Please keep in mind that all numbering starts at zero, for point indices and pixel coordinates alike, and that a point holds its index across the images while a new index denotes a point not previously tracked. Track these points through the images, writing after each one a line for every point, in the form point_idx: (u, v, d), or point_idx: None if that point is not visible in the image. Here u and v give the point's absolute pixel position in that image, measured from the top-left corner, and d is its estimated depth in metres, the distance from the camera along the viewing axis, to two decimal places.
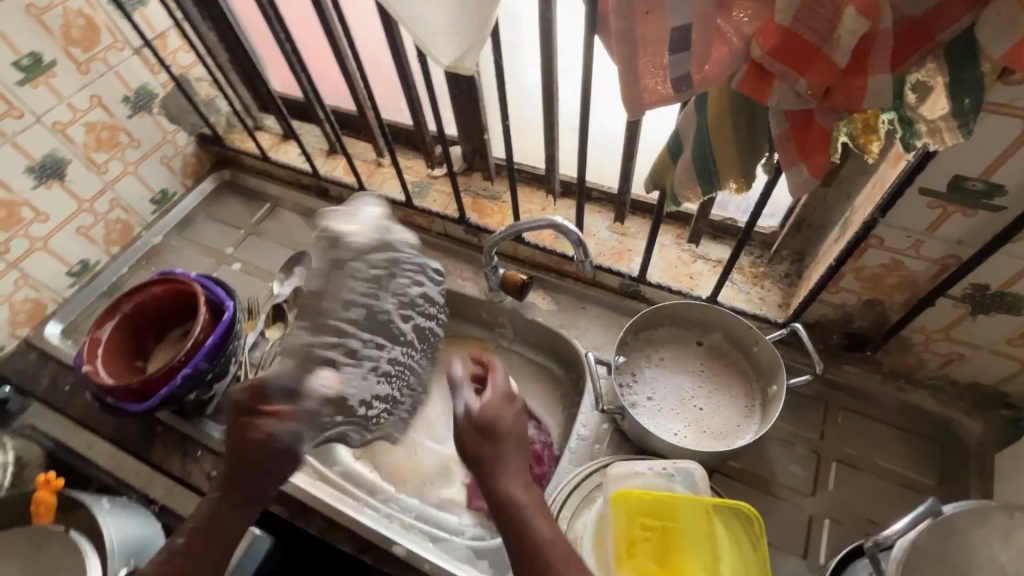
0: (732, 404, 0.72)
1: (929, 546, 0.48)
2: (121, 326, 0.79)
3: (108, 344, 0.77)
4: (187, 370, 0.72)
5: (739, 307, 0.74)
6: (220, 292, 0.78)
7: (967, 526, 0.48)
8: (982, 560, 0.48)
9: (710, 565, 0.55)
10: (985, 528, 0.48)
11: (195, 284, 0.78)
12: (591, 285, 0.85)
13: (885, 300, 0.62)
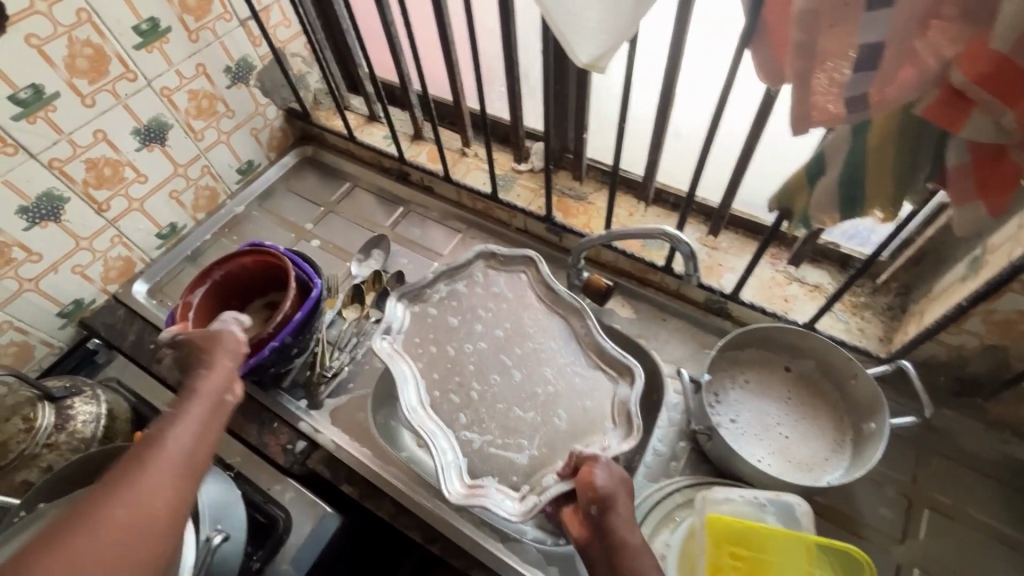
0: (820, 436, 0.69)
1: None
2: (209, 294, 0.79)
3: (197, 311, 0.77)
4: (276, 344, 0.72)
5: (837, 336, 0.71)
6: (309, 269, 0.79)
7: None
8: None
9: None
10: None
11: (286, 258, 0.78)
12: (673, 297, 0.83)
13: (1011, 347, 0.58)
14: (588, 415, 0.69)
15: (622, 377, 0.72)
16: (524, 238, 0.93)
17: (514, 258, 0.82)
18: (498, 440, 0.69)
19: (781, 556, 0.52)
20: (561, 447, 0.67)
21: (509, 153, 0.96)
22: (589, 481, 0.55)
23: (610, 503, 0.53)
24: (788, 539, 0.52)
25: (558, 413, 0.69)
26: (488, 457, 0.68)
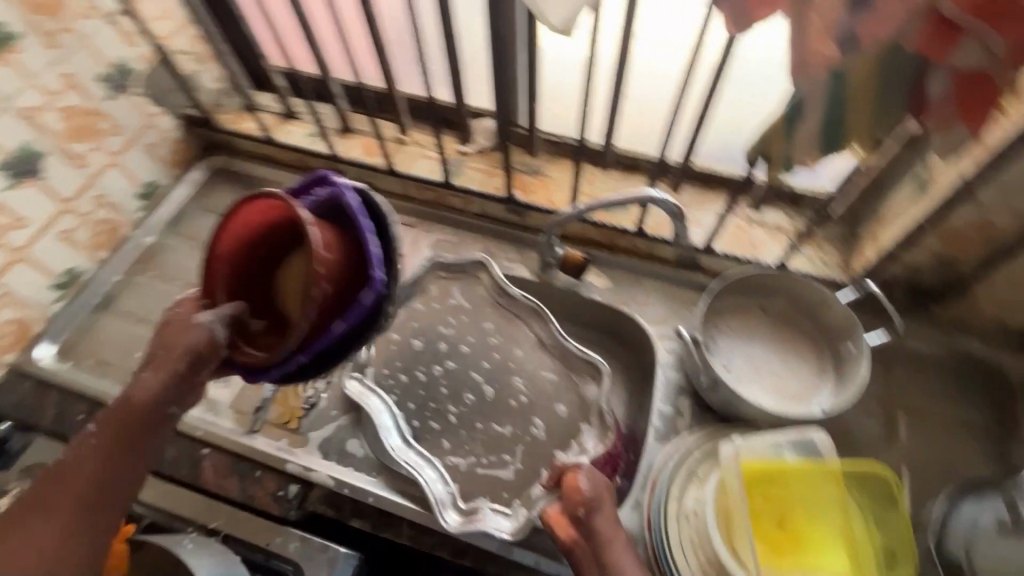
0: (804, 366, 0.73)
1: None
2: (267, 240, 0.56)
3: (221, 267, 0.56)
4: (302, 360, 0.49)
5: (807, 272, 0.75)
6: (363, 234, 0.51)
7: None
8: None
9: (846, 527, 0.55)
10: None
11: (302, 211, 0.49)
12: (644, 259, 0.83)
13: (960, 256, 0.64)
14: (563, 421, 0.71)
15: (589, 376, 0.71)
16: (483, 223, 0.88)
17: (466, 263, 0.78)
18: (485, 459, 0.70)
19: (811, 490, 0.56)
20: (544, 455, 0.70)
21: (454, 135, 0.90)
22: (582, 485, 0.57)
23: (601, 505, 0.56)
24: (815, 472, 0.56)
25: (535, 423, 0.71)
26: (476, 479, 0.69)
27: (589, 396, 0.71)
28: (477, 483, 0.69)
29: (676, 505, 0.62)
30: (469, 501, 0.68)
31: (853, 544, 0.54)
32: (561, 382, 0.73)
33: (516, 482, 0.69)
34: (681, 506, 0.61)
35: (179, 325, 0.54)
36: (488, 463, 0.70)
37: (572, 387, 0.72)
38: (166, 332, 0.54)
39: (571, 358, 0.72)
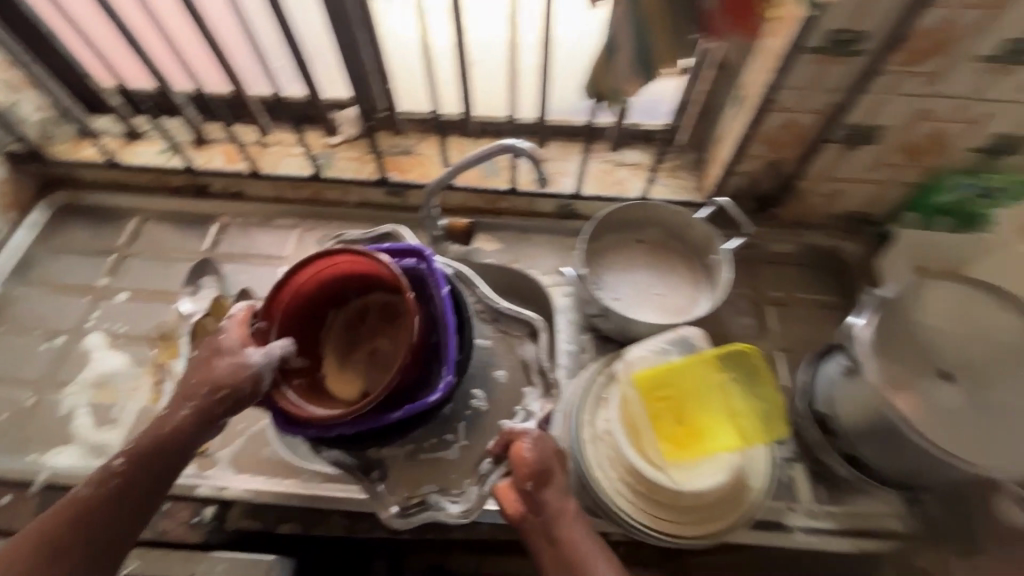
0: (681, 282, 0.80)
1: (888, 326, 0.56)
2: (333, 283, 0.63)
3: (289, 295, 0.60)
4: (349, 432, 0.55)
5: (667, 198, 0.82)
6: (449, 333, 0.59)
7: (908, 299, 0.57)
8: (919, 319, 0.56)
9: (733, 412, 0.60)
10: (916, 296, 0.57)
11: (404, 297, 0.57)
12: (527, 216, 0.87)
13: (783, 158, 0.73)
14: (505, 386, 0.66)
15: (524, 334, 0.68)
16: (366, 211, 0.88)
17: (374, 232, 0.71)
18: (425, 443, 0.63)
19: (697, 384, 0.61)
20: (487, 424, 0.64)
21: (317, 129, 0.89)
22: (528, 456, 0.57)
23: (546, 475, 0.57)
24: (693, 366, 0.61)
25: (474, 392, 0.65)
26: (418, 465, 0.63)
27: (529, 357, 0.67)
28: (417, 467, 0.63)
29: (589, 428, 0.66)
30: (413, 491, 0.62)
31: (741, 423, 0.60)
32: (497, 346, 0.69)
33: (461, 461, 0.63)
34: (592, 425, 0.66)
35: (222, 363, 0.55)
36: (427, 449, 0.63)
37: (509, 349, 0.68)
38: (211, 358, 0.55)
39: (501, 318, 0.69)
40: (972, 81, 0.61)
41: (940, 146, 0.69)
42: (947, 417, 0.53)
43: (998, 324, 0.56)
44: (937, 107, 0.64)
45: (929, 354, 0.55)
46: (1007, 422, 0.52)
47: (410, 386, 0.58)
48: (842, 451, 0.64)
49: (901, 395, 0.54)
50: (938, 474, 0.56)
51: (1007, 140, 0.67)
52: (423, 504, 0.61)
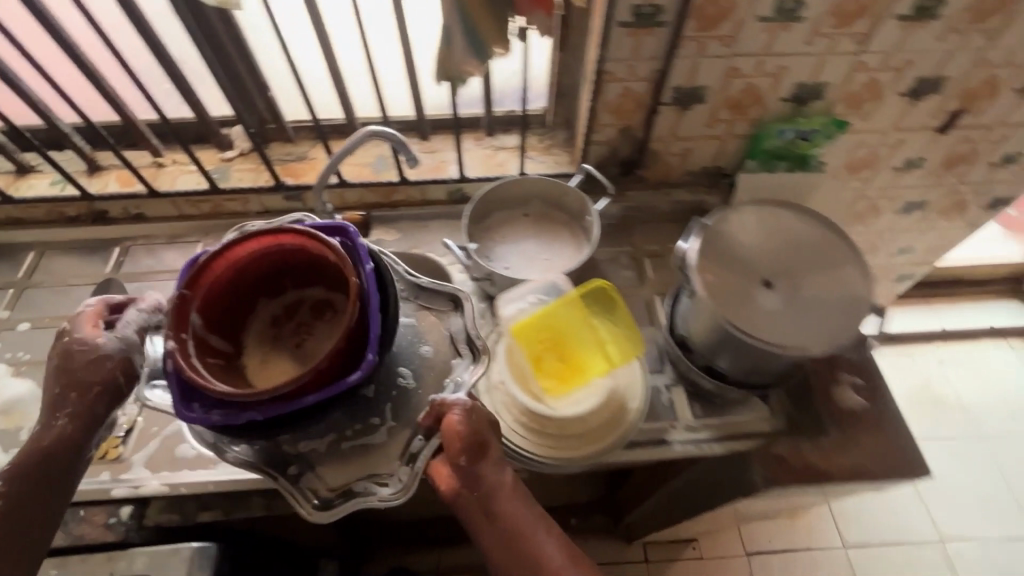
0: (565, 246, 0.89)
1: (711, 241, 0.65)
2: (267, 260, 0.59)
3: (218, 266, 0.57)
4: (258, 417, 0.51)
5: (544, 173, 0.91)
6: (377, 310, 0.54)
7: (722, 218, 0.66)
8: (730, 235, 0.66)
9: (598, 342, 0.69)
10: (728, 215, 0.67)
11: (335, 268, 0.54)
12: (422, 204, 0.94)
13: (632, 124, 0.83)
14: (430, 362, 0.64)
15: (447, 305, 0.68)
16: (268, 219, 0.93)
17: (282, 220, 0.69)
18: (350, 430, 0.59)
19: (567, 324, 0.69)
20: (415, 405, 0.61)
21: (212, 147, 0.93)
22: (461, 429, 0.54)
23: (480, 447, 0.55)
24: (563, 307, 0.69)
25: (400, 367, 0.62)
26: (343, 453, 0.59)
27: (455, 327, 0.66)
28: (341, 459, 0.59)
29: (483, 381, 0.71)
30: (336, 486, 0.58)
31: (608, 352, 0.69)
32: (420, 322, 0.67)
33: (391, 442, 0.59)
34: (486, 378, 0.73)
35: (79, 356, 0.56)
36: (352, 438, 0.59)
37: (434, 324, 0.66)
38: (72, 360, 0.56)
39: (421, 294, 0.68)
40: (762, 39, 0.72)
41: (755, 99, 0.81)
42: (767, 316, 0.63)
43: (795, 232, 0.67)
44: (741, 65, 0.76)
45: (743, 267, 0.65)
46: (813, 310, 0.63)
47: (332, 368, 0.53)
48: (703, 366, 0.73)
49: (727, 306, 0.63)
50: (775, 365, 0.66)
51: (806, 89, 0.80)
52: (347, 494, 0.57)
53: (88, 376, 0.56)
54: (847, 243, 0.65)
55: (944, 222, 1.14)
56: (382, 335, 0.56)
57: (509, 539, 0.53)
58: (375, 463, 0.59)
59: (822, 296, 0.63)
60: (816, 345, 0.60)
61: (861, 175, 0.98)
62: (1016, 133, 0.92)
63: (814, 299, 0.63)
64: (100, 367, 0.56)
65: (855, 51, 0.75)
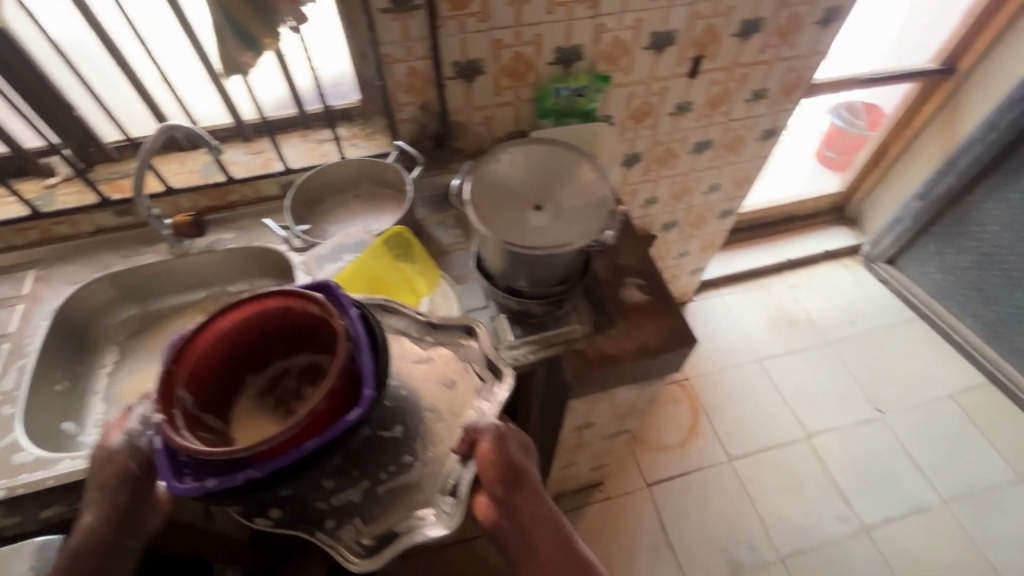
0: (391, 215, 0.98)
1: (483, 180, 0.79)
2: (252, 330, 0.57)
3: (203, 342, 0.54)
4: (253, 473, 0.46)
5: (365, 155, 1.00)
6: (368, 350, 0.53)
7: (489, 161, 0.81)
8: (497, 173, 0.80)
9: (407, 282, 0.79)
10: (494, 158, 0.81)
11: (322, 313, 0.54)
12: (258, 202, 1.01)
13: (428, 99, 0.95)
14: (455, 396, 0.63)
15: (463, 335, 0.68)
16: (104, 237, 0.96)
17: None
18: (383, 474, 0.57)
19: (373, 273, 0.77)
20: (442, 440, 0.60)
21: (35, 178, 0.95)
22: (494, 459, 0.57)
23: (514, 477, 0.58)
24: (366, 259, 0.77)
25: (424, 405, 0.61)
26: (381, 499, 0.56)
27: (474, 359, 0.65)
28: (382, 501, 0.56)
29: None
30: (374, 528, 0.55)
31: (416, 288, 0.80)
32: (438, 361, 0.65)
33: (426, 481, 0.57)
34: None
35: (97, 458, 0.61)
36: (387, 489, 0.56)
37: (453, 360, 0.66)
38: (97, 466, 0.61)
39: (436, 331, 0.68)
40: (509, 12, 0.86)
41: (527, 66, 0.95)
42: (535, 229, 0.75)
43: (545, 160, 0.82)
44: (502, 36, 0.89)
45: (510, 199, 0.79)
46: (570, 214, 0.77)
47: (327, 418, 0.49)
48: (506, 287, 0.82)
49: (501, 231, 0.75)
50: (557, 268, 0.78)
51: (565, 51, 0.95)
52: (390, 535, 0.55)
53: (106, 474, 0.61)
54: (580, 156, 0.82)
55: (733, 157, 1.34)
56: (378, 376, 0.53)
57: (545, 566, 0.58)
58: (413, 503, 0.56)
59: (575, 203, 0.78)
60: (577, 238, 0.73)
61: (646, 123, 1.15)
62: (752, 72, 1.12)
63: (569, 207, 0.78)
64: (114, 462, 0.61)
65: (590, 15, 0.90)
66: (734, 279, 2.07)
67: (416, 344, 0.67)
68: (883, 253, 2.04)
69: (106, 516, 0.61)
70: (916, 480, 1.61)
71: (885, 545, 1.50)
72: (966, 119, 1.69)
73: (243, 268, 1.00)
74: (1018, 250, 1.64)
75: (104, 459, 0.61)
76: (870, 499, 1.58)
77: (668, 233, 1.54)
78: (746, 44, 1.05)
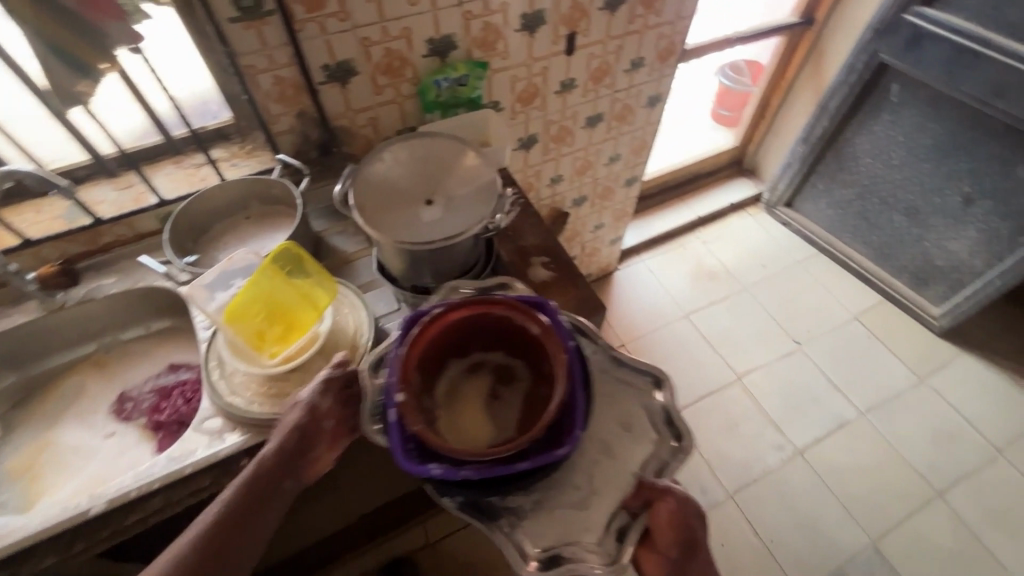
0: (285, 228, 0.94)
1: (367, 187, 0.82)
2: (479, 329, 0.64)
3: (436, 327, 0.62)
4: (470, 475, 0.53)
5: (246, 173, 0.95)
6: (581, 389, 0.59)
7: (370, 168, 0.84)
8: (381, 177, 0.84)
9: (302, 296, 0.76)
10: (375, 164, 0.85)
11: (546, 343, 0.60)
12: (138, 239, 0.94)
13: (304, 107, 0.92)
14: (636, 443, 0.62)
15: (648, 386, 0.67)
16: None
17: (495, 285, 0.73)
18: (555, 492, 0.59)
19: (270, 293, 0.74)
20: (614, 482, 0.59)
21: None
22: (666, 527, 0.58)
23: (688, 543, 0.60)
24: (257, 280, 0.72)
25: (602, 440, 0.62)
26: (554, 519, 0.58)
27: (653, 408, 0.65)
28: (553, 523, 0.58)
29: (220, 373, 0.76)
30: (544, 548, 0.56)
31: (315, 302, 0.77)
32: (626, 401, 0.66)
33: (595, 512, 0.58)
34: (219, 365, 0.77)
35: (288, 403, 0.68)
36: (560, 501, 0.59)
37: (638, 404, 0.65)
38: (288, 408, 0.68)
39: (623, 370, 0.68)
40: (369, 9, 0.84)
41: (401, 61, 0.93)
42: (427, 221, 0.79)
43: (427, 156, 0.86)
44: (369, 34, 0.87)
45: (399, 198, 0.82)
46: (458, 202, 0.81)
47: (537, 440, 0.56)
48: (412, 286, 0.84)
49: (393, 229, 0.78)
50: (457, 258, 0.81)
51: (438, 42, 0.94)
52: (557, 557, 0.56)
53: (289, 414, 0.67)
54: (461, 148, 0.86)
55: (626, 126, 1.39)
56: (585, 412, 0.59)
57: None
58: (581, 533, 0.57)
59: (461, 191, 0.82)
60: (467, 222, 0.77)
61: (535, 104, 1.17)
62: (626, 42, 1.16)
63: (456, 195, 0.82)
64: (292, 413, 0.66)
65: (455, 3, 0.90)
66: (653, 242, 2.16)
67: (602, 373, 0.68)
68: (781, 197, 2.19)
69: (275, 459, 0.64)
70: (836, 400, 1.75)
71: (817, 463, 1.63)
72: (829, 64, 1.83)
73: (131, 312, 0.94)
74: (891, 178, 1.81)
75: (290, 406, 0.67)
76: (799, 425, 1.71)
77: (580, 208, 1.58)
78: (614, 16, 1.08)
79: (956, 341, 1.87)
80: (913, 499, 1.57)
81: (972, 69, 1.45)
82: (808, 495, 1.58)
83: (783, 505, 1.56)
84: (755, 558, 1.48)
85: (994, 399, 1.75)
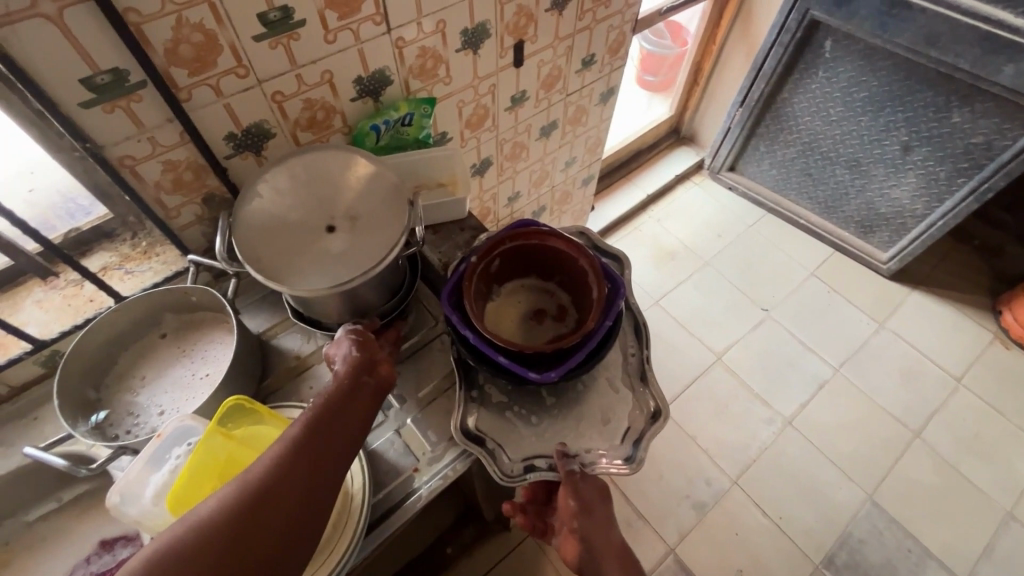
0: (218, 343, 0.74)
1: (261, 230, 0.65)
2: (563, 260, 0.73)
3: (534, 237, 0.73)
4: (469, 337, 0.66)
5: (151, 284, 0.75)
6: (581, 356, 0.66)
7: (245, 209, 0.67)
8: (260, 213, 0.67)
9: None
10: (263, 205, 0.67)
11: (592, 318, 0.67)
12: (18, 393, 0.71)
13: (211, 189, 0.71)
14: (602, 427, 0.71)
15: (645, 411, 0.72)
16: None
17: (608, 252, 0.84)
18: (524, 408, 0.73)
19: (227, 458, 0.57)
20: (556, 431, 0.71)
21: None
22: (576, 486, 0.66)
23: (590, 506, 0.66)
24: (205, 446, 0.56)
25: (577, 409, 0.72)
26: (501, 422, 0.71)
27: (634, 427, 0.71)
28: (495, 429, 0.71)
29: None
30: (468, 435, 0.69)
31: None
32: (621, 399, 0.73)
33: (531, 438, 0.70)
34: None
35: (339, 342, 0.66)
36: (523, 406, 0.73)
37: (629, 407, 0.73)
38: (344, 344, 0.65)
39: (638, 387, 0.74)
40: (276, 57, 0.64)
41: (327, 111, 0.74)
42: (336, 255, 0.64)
43: (323, 178, 0.69)
44: (281, 86, 0.67)
45: (296, 233, 0.65)
46: (369, 224, 0.66)
47: (532, 357, 0.66)
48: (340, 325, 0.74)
49: (294, 275, 0.62)
50: (380, 284, 0.71)
51: (369, 80, 0.76)
52: (479, 443, 0.69)
53: (348, 348, 0.64)
54: (352, 155, 0.71)
55: (579, 128, 1.26)
56: (571, 372, 0.67)
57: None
58: (518, 447, 0.70)
59: (366, 207, 0.68)
60: (388, 245, 0.64)
61: (486, 126, 1.01)
62: (576, 41, 1.01)
63: (361, 213, 0.67)
64: (363, 346, 0.65)
65: (383, 31, 0.72)
66: (608, 229, 2.09)
67: (626, 368, 0.76)
68: (724, 162, 2.16)
69: (354, 373, 0.62)
70: (811, 360, 1.79)
71: (805, 428, 1.66)
72: (759, 24, 1.78)
73: (29, 492, 0.71)
74: (830, 132, 1.80)
75: (343, 345, 0.65)
76: (782, 393, 1.73)
77: (540, 218, 1.44)
78: (563, 16, 0.93)
79: (904, 280, 1.96)
80: (895, 445, 1.63)
81: (905, 20, 1.43)
82: (804, 462, 1.61)
83: (785, 479, 1.58)
84: (770, 540, 1.49)
85: (944, 330, 1.85)
